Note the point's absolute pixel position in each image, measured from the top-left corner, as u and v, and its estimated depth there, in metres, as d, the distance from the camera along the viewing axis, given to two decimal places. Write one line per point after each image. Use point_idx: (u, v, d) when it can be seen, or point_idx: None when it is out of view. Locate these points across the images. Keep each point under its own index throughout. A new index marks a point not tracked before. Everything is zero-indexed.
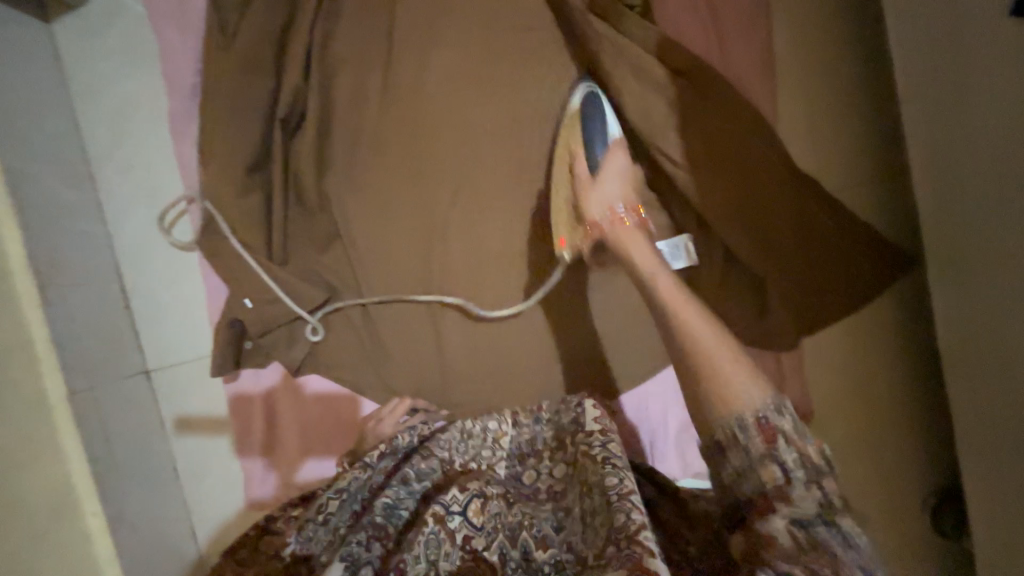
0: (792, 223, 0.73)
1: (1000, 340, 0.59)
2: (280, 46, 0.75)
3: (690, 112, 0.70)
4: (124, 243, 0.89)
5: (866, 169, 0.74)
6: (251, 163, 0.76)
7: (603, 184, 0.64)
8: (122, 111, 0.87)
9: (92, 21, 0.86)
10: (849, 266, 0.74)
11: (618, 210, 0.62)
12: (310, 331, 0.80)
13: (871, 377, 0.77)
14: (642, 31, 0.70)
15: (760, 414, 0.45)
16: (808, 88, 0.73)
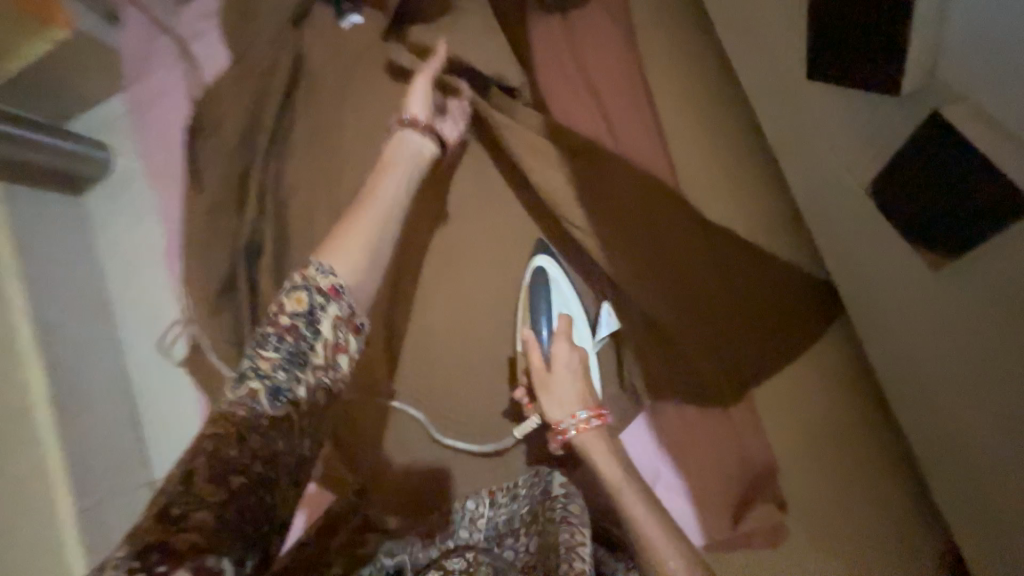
0: (702, 275, 0.74)
1: (917, 359, 0.57)
2: (241, 187, 0.89)
3: (587, 184, 0.75)
4: (134, 367, 1.01)
5: (767, 211, 0.78)
6: (223, 290, 0.87)
7: (557, 380, 0.67)
8: (133, 256, 1.04)
9: (109, 191, 1.06)
10: (766, 309, 0.74)
11: (578, 416, 0.64)
12: None
13: (828, 422, 0.72)
14: (533, 119, 0.78)
15: None
16: (700, 147, 0.80)
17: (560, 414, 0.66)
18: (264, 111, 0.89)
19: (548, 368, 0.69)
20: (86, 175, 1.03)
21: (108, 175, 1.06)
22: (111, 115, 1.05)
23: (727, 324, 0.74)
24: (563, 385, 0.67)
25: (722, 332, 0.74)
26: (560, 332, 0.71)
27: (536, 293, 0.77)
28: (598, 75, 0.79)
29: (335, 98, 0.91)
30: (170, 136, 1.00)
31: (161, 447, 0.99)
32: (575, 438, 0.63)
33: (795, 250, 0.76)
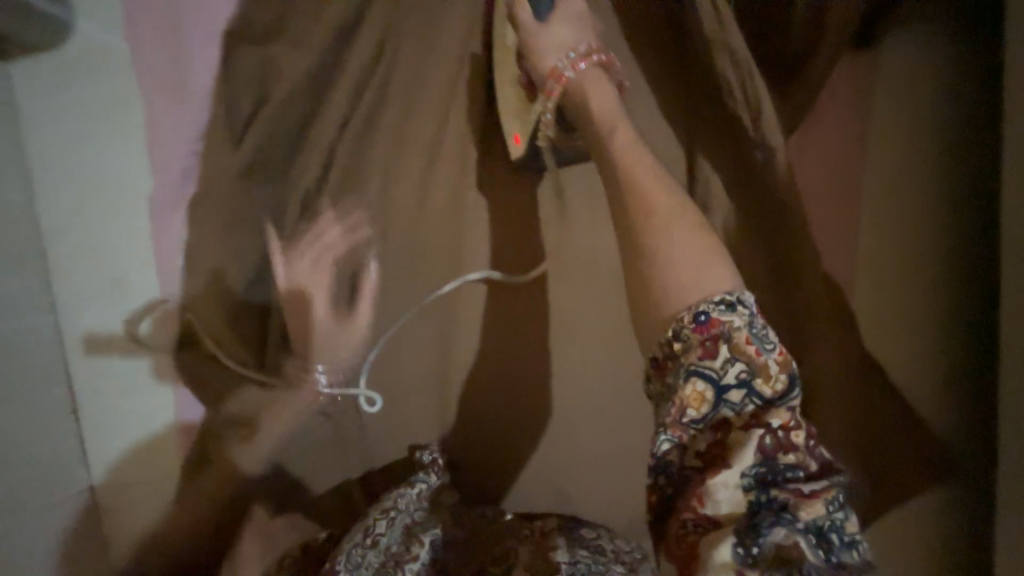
0: (844, 411, 0.67)
1: None
2: (296, 142, 0.63)
3: (753, 277, 0.64)
4: (76, 333, 0.72)
5: (937, 355, 0.65)
6: (253, 276, 0.64)
7: (555, 27, 0.54)
8: (90, 178, 0.70)
9: (64, 65, 0.69)
10: (896, 461, 0.68)
11: (575, 59, 0.53)
12: (365, 401, 0.69)
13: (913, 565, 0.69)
14: (730, 174, 0.60)
15: (716, 316, 0.37)
16: (893, 259, 0.64)
17: (554, 56, 0.53)
18: (355, 49, 0.62)
19: (545, 23, 0.54)
20: (20, 37, 0.65)
21: (58, 47, 0.68)
22: None
23: (861, 466, 0.67)
24: (562, 27, 0.54)
25: (856, 472, 0.67)
26: None
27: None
28: (824, 142, 0.62)
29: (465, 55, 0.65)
30: (182, 27, 0.64)
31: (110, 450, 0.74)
32: (571, 77, 0.52)
33: (949, 408, 0.66)
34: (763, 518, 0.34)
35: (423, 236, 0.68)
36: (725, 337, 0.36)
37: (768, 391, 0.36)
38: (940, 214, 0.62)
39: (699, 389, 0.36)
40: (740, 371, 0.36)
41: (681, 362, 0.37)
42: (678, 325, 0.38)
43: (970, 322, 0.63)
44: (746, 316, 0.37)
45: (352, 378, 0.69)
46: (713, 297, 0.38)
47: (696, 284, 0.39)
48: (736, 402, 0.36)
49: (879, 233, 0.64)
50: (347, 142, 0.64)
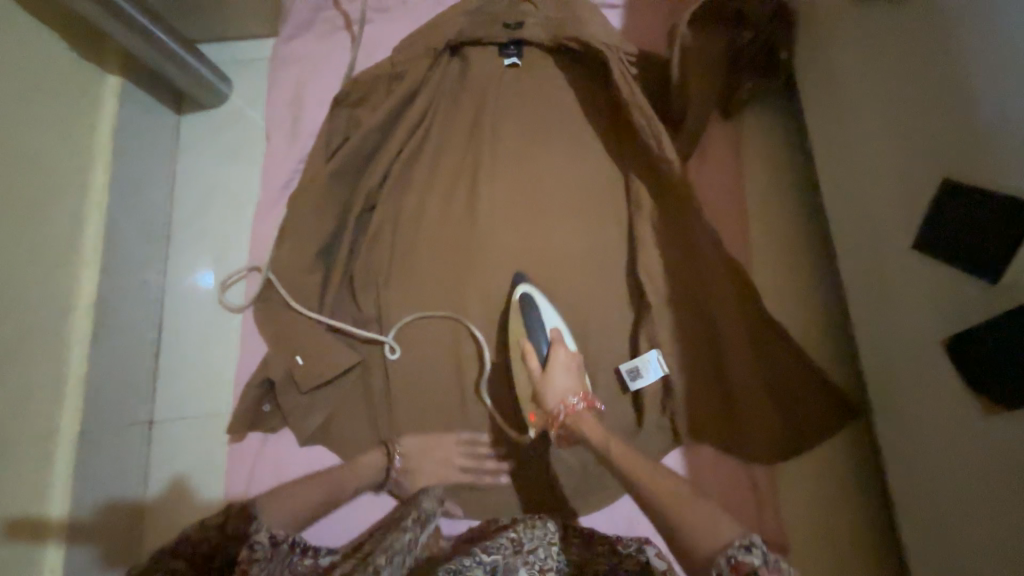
0: (757, 360, 0.86)
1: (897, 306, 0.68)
2: (366, 162, 0.95)
3: (678, 255, 0.89)
4: (174, 296, 0.96)
5: (815, 317, 0.90)
6: (324, 246, 0.90)
7: (555, 379, 0.80)
8: (215, 189, 1.02)
9: (217, 120, 1.06)
10: (807, 402, 0.85)
11: (571, 401, 0.77)
12: (388, 349, 0.90)
13: (833, 494, 0.83)
14: (654, 187, 0.91)
15: (729, 554, 0.52)
16: (774, 249, 0.93)
17: (554, 402, 0.78)
18: (412, 108, 0.97)
19: (546, 372, 0.81)
20: (199, 98, 1.03)
21: (220, 107, 1.06)
22: (250, 56, 1.07)
23: (776, 404, 0.85)
24: (561, 378, 0.80)
25: (774, 409, 0.85)
26: (557, 342, 0.83)
27: (530, 310, 0.86)
28: (716, 173, 0.95)
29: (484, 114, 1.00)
30: (304, 96, 1.02)
31: (172, 401, 0.93)
32: (571, 411, 0.76)
33: (829, 357, 0.89)
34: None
35: (446, 229, 0.96)
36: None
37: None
38: (796, 220, 0.93)
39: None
40: (754, 566, 0.50)
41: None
42: (722, 563, 0.52)
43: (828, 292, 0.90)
44: (761, 554, 0.51)
45: (383, 329, 0.91)
46: (738, 543, 0.53)
47: (701, 534, 0.55)
48: (754, 556, 0.51)
49: (760, 232, 0.94)
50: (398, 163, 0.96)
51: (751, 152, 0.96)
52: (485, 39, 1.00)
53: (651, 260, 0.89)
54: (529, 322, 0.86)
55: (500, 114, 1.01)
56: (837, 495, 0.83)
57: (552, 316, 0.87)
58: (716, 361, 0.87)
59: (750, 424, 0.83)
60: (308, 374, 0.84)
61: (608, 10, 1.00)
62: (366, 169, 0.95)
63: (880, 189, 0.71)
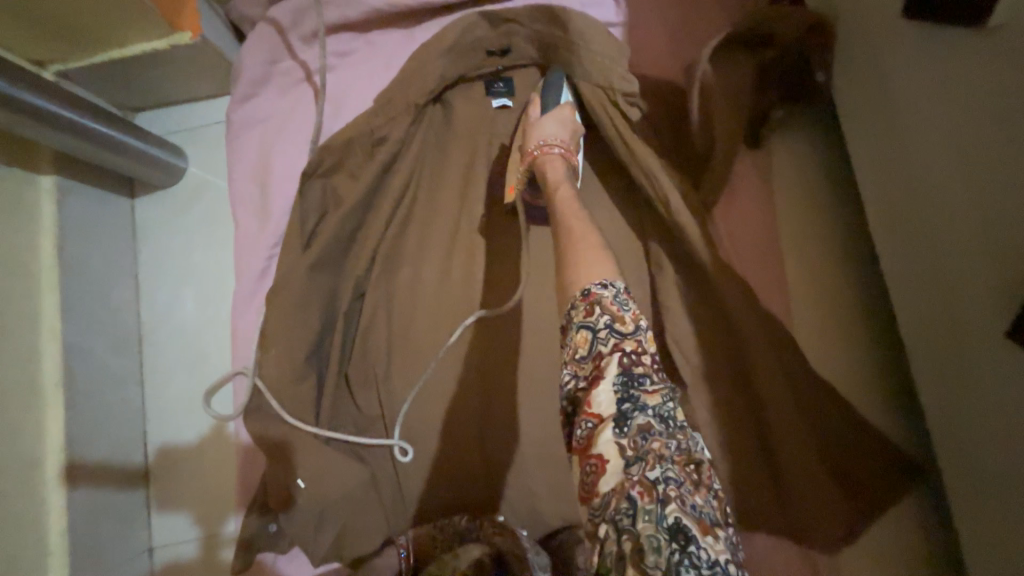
0: (811, 430, 0.77)
1: (976, 398, 0.60)
2: (350, 242, 0.83)
3: (710, 321, 0.79)
4: (158, 406, 0.88)
5: (870, 372, 0.80)
6: (313, 346, 0.80)
7: (543, 124, 0.78)
8: (183, 281, 0.91)
9: (176, 201, 0.94)
10: (871, 474, 0.76)
11: (548, 147, 0.76)
12: (399, 452, 0.82)
13: (896, 570, 0.77)
14: (678, 244, 0.80)
15: (584, 289, 0.58)
16: (820, 299, 0.82)
17: (534, 142, 0.77)
18: (394, 174, 0.85)
19: (539, 119, 0.80)
20: (150, 178, 0.90)
21: (176, 183, 0.94)
22: (203, 122, 0.94)
23: (838, 480, 0.76)
24: (547, 124, 0.78)
25: (836, 485, 0.75)
26: (566, 103, 0.80)
27: (554, 77, 0.83)
28: (745, 215, 0.83)
29: (476, 169, 0.88)
30: (271, 166, 0.89)
31: (172, 523, 0.86)
32: (540, 148, 0.76)
33: (888, 417, 0.79)
34: (628, 419, 0.50)
35: (446, 307, 0.86)
36: (598, 304, 0.56)
37: (623, 330, 0.55)
38: (843, 262, 0.82)
39: (585, 335, 0.56)
40: (605, 349, 0.54)
41: (575, 323, 0.57)
42: (573, 303, 0.58)
43: (882, 343, 0.81)
44: (614, 291, 0.57)
45: (389, 430, 0.83)
46: (596, 281, 0.58)
47: (589, 268, 0.60)
48: (638, 372, 0.53)
49: (802, 279, 0.83)
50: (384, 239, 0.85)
51: (786, 187, 0.84)
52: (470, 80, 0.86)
53: (681, 329, 0.79)
54: (550, 88, 0.82)
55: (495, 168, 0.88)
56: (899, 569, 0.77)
57: (567, 93, 0.82)
58: (763, 435, 0.78)
59: (807, 506, 0.75)
60: (316, 498, 0.76)
61: (609, 30, 0.85)
62: (351, 250, 0.84)
63: (959, 262, 0.60)
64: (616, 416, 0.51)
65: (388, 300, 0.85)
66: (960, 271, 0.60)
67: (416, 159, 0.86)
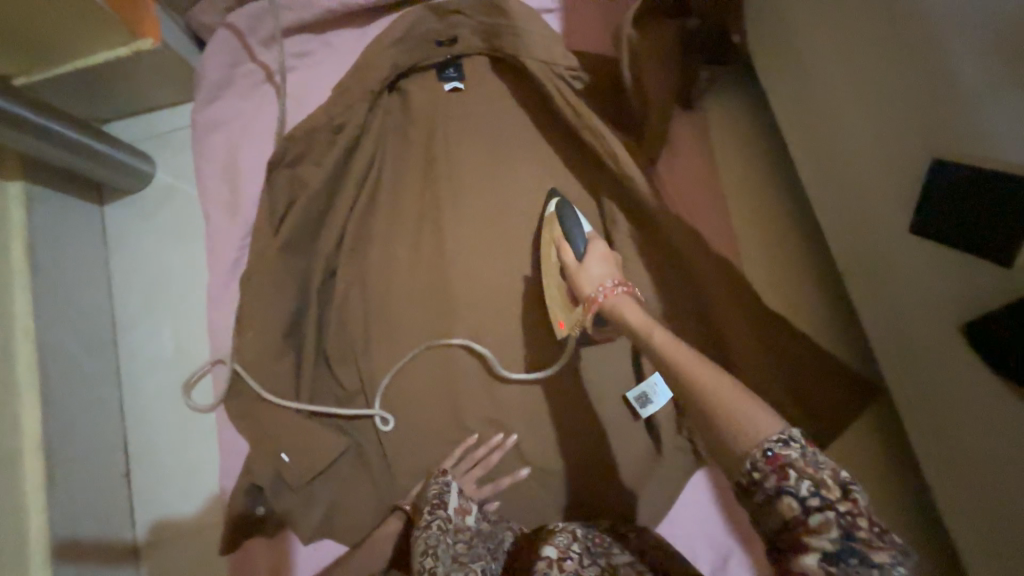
0: (771, 357, 0.81)
1: (894, 275, 0.65)
2: (319, 225, 0.87)
3: (665, 266, 0.85)
4: (137, 406, 0.89)
5: (815, 300, 0.87)
6: (289, 326, 0.83)
7: (589, 267, 0.70)
8: (157, 282, 0.94)
9: (146, 206, 0.96)
10: (828, 391, 0.80)
11: (609, 285, 0.66)
12: (380, 422, 0.83)
13: (860, 476, 0.81)
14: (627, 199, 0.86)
15: (765, 445, 0.43)
16: (763, 238, 0.89)
17: (591, 288, 0.68)
18: (357, 158, 0.90)
19: (580, 263, 0.71)
20: (120, 184, 0.93)
21: (145, 188, 0.97)
22: (169, 128, 0.98)
23: (800, 400, 0.80)
24: (596, 265, 0.69)
25: (798, 405, 0.80)
26: (596, 241, 0.73)
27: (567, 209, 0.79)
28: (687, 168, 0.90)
29: (435, 149, 0.93)
30: (238, 161, 0.93)
31: (158, 522, 0.85)
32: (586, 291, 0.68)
33: (836, 339, 0.85)
34: (844, 564, 0.40)
35: (417, 279, 0.89)
36: (790, 467, 0.42)
37: (832, 498, 0.41)
38: (779, 203, 0.90)
39: (788, 504, 0.42)
40: (801, 496, 0.41)
41: (762, 485, 0.43)
42: (749, 463, 0.43)
43: (823, 272, 0.87)
44: (799, 448, 0.43)
45: (371, 402, 0.85)
46: (769, 435, 0.44)
47: (741, 419, 0.45)
48: (832, 532, 0.40)
49: (746, 223, 0.89)
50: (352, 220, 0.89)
51: (721, 142, 0.92)
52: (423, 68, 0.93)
53: (639, 277, 0.84)
54: (566, 223, 0.77)
55: (454, 146, 0.93)
56: (862, 474, 0.82)
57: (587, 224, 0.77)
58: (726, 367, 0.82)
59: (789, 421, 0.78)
60: (301, 471, 0.78)
61: (547, 14, 0.93)
62: (320, 232, 0.87)
63: (868, 176, 0.66)
64: (830, 553, 0.40)
65: (361, 277, 0.89)
66: (864, 163, 0.66)
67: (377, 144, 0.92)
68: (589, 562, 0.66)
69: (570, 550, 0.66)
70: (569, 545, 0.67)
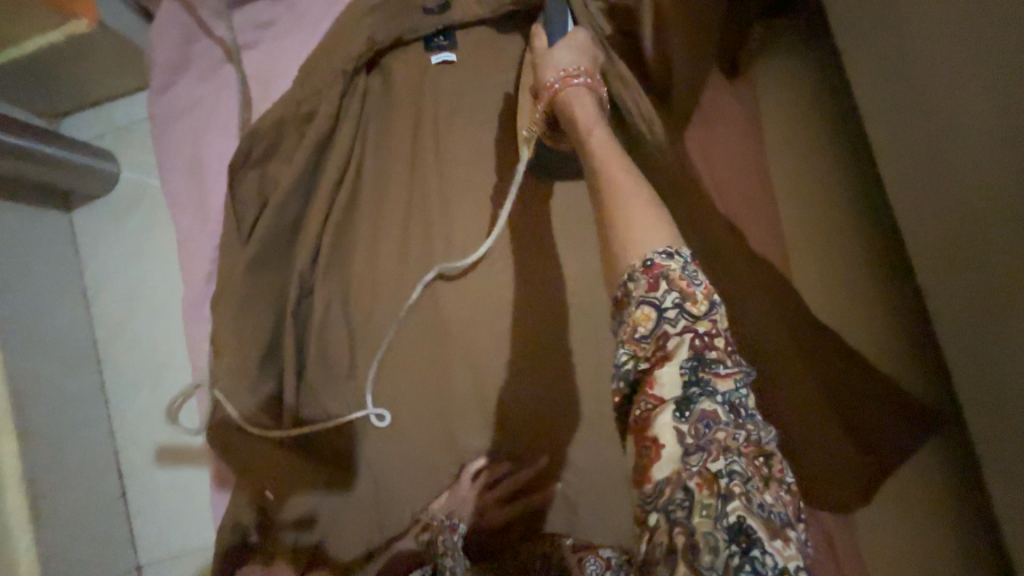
0: (813, 379, 0.65)
1: (1000, 289, 0.53)
2: (293, 232, 0.77)
3: None
4: (125, 425, 0.85)
5: (879, 315, 0.70)
6: (267, 348, 0.75)
7: (556, 51, 0.64)
8: (134, 294, 0.87)
9: (115, 210, 0.88)
10: (881, 422, 0.65)
11: (571, 83, 0.61)
12: (376, 418, 0.77)
13: (909, 510, 0.69)
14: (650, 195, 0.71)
15: (646, 259, 0.44)
16: (820, 240, 0.72)
17: (552, 76, 0.63)
18: (331, 152, 0.77)
19: (547, 55, 0.65)
20: (82, 189, 0.84)
21: (111, 191, 0.88)
22: (129, 121, 0.87)
23: (846, 432, 0.64)
24: (562, 52, 0.64)
25: (846, 438, 0.64)
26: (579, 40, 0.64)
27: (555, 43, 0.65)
28: (727, 153, 0.73)
29: (423, 136, 0.79)
30: (203, 157, 0.82)
31: (156, 543, 0.84)
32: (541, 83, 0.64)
33: (901, 361, 0.69)
34: (692, 405, 0.40)
35: (406, 291, 0.79)
36: (662, 277, 0.43)
37: (694, 311, 0.43)
38: (841, 195, 0.72)
39: (645, 314, 0.43)
40: (714, 424, 0.39)
41: (635, 335, 0.43)
42: (627, 276, 0.45)
43: (890, 279, 0.70)
44: (681, 262, 0.44)
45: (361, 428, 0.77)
46: (656, 250, 0.44)
47: (636, 240, 0.46)
48: (703, 389, 0.41)
49: (798, 220, 0.73)
50: (330, 226, 0.78)
51: (772, 118, 0.74)
52: (405, 37, 0.77)
53: None
54: (550, 47, 0.65)
55: (445, 131, 0.79)
56: (913, 504, 0.70)
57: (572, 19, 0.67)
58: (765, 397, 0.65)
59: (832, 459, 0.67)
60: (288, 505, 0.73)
61: None
62: (296, 241, 0.77)
63: (1004, 187, 0.49)
64: (682, 402, 0.40)
65: (344, 290, 0.79)
66: (976, 152, 0.52)
67: (356, 134, 0.78)
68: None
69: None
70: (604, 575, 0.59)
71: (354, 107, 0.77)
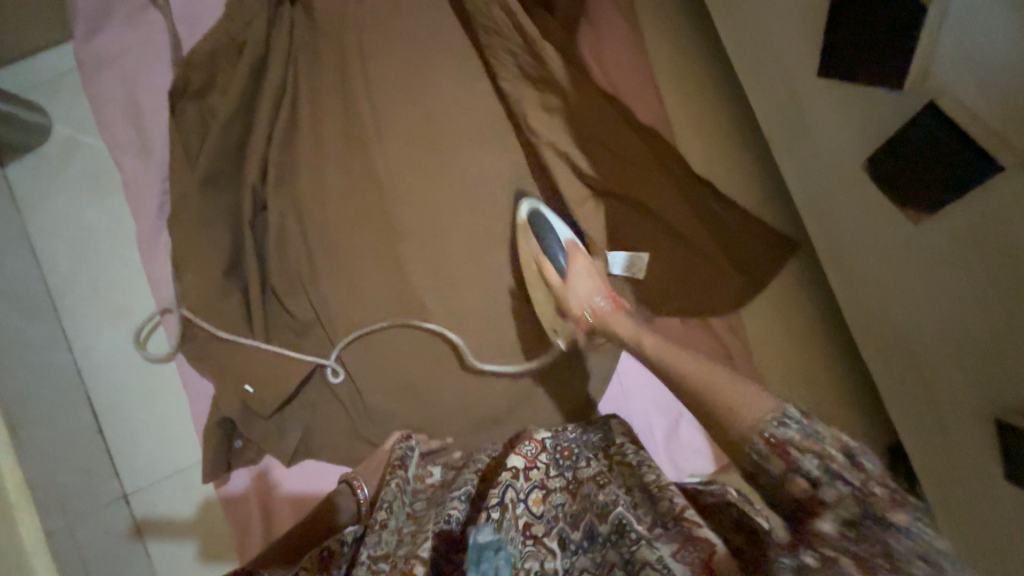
0: (699, 223, 0.84)
1: (801, 107, 0.68)
2: (240, 156, 0.84)
3: (600, 151, 0.83)
4: (92, 365, 0.88)
5: (744, 170, 0.89)
6: (229, 261, 0.82)
7: (574, 286, 0.74)
8: (84, 238, 0.90)
9: (51, 161, 0.90)
10: (752, 249, 0.86)
11: (596, 302, 0.72)
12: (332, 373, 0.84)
13: (788, 324, 0.88)
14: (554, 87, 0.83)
15: (767, 430, 0.48)
16: (691, 117, 0.89)
17: (579, 307, 0.73)
18: (265, 79, 0.84)
19: (564, 281, 0.75)
20: (16, 141, 0.86)
21: (45, 143, 0.90)
22: (54, 73, 0.89)
23: (723, 261, 0.85)
24: (579, 279, 0.74)
25: (726, 264, 0.85)
26: (575, 250, 0.77)
27: (541, 223, 0.81)
28: (612, 52, 0.87)
29: (350, 59, 0.87)
30: (136, 96, 0.86)
31: (141, 469, 0.87)
32: (594, 315, 0.71)
33: (767, 204, 0.88)
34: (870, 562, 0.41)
35: (351, 201, 0.87)
36: (789, 447, 0.47)
37: (836, 465, 0.45)
38: (705, 80, 0.89)
39: (798, 483, 0.46)
40: (810, 476, 0.46)
41: (762, 466, 0.48)
42: (751, 446, 0.49)
43: (751, 141, 0.89)
44: (797, 425, 0.48)
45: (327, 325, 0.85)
46: (769, 415, 0.49)
47: (742, 412, 0.50)
48: (885, 532, 0.42)
49: (676, 103, 0.89)
50: (273, 147, 0.85)
51: (645, 21, 0.89)
52: None
53: (577, 165, 0.83)
54: (543, 236, 0.80)
55: (371, 53, 0.88)
56: (793, 320, 0.88)
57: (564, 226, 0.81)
58: (659, 241, 0.84)
59: (712, 286, 0.85)
60: (267, 397, 0.80)
61: None
62: (243, 163, 0.84)
63: (780, 23, 0.66)
64: (844, 517, 0.44)
65: (295, 205, 0.86)
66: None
67: (287, 62, 0.86)
68: (555, 474, 0.62)
69: (538, 460, 0.62)
70: (537, 455, 0.62)
71: (281, 36, 0.85)
